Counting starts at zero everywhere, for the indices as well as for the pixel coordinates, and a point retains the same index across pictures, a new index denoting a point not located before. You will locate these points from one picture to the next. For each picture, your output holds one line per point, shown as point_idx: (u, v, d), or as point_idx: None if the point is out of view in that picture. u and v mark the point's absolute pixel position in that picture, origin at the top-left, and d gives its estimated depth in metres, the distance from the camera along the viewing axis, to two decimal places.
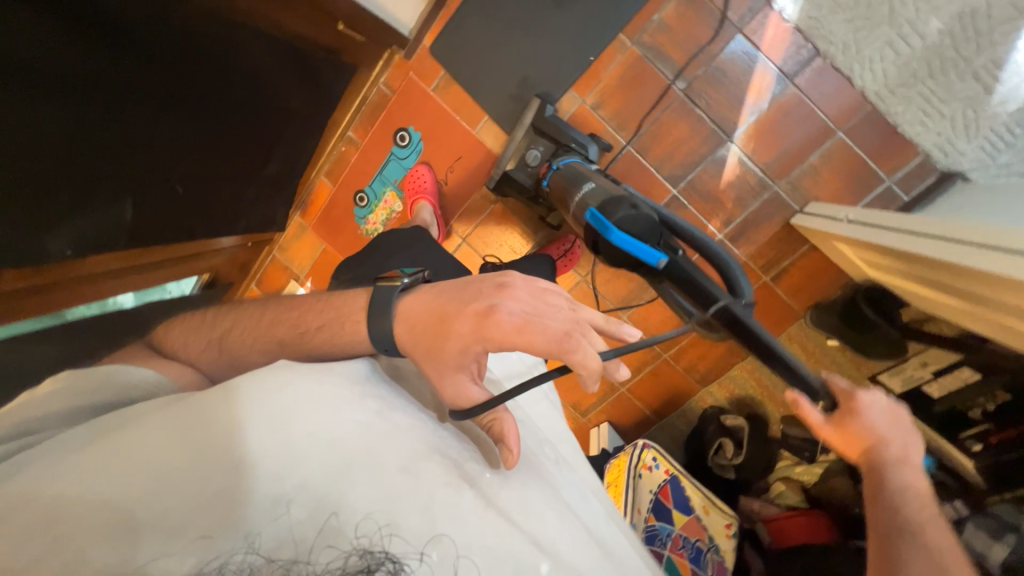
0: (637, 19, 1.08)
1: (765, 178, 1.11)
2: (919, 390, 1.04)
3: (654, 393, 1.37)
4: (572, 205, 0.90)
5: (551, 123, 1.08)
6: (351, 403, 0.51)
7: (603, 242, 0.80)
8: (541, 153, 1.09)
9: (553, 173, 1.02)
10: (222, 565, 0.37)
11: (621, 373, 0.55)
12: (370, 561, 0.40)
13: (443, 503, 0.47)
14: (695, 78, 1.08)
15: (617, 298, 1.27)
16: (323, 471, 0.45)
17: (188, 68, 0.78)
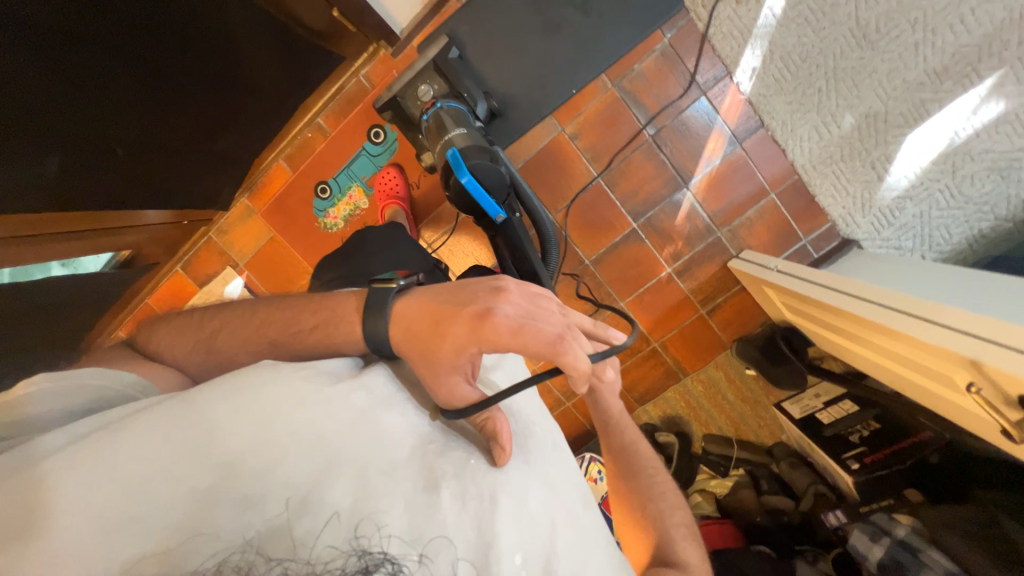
0: (620, 64, 1.18)
1: (711, 224, 1.26)
2: (812, 417, 1.19)
3: None
4: (440, 142, 0.94)
5: (450, 68, 1.08)
6: (331, 399, 0.48)
7: (454, 181, 0.89)
8: (433, 91, 1.06)
9: (437, 111, 1.00)
10: (221, 565, 0.37)
11: (607, 372, 0.63)
12: (369, 561, 0.39)
13: (428, 499, 0.45)
14: (664, 127, 1.20)
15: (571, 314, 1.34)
16: (311, 473, 0.44)
17: (147, 12, 0.71)
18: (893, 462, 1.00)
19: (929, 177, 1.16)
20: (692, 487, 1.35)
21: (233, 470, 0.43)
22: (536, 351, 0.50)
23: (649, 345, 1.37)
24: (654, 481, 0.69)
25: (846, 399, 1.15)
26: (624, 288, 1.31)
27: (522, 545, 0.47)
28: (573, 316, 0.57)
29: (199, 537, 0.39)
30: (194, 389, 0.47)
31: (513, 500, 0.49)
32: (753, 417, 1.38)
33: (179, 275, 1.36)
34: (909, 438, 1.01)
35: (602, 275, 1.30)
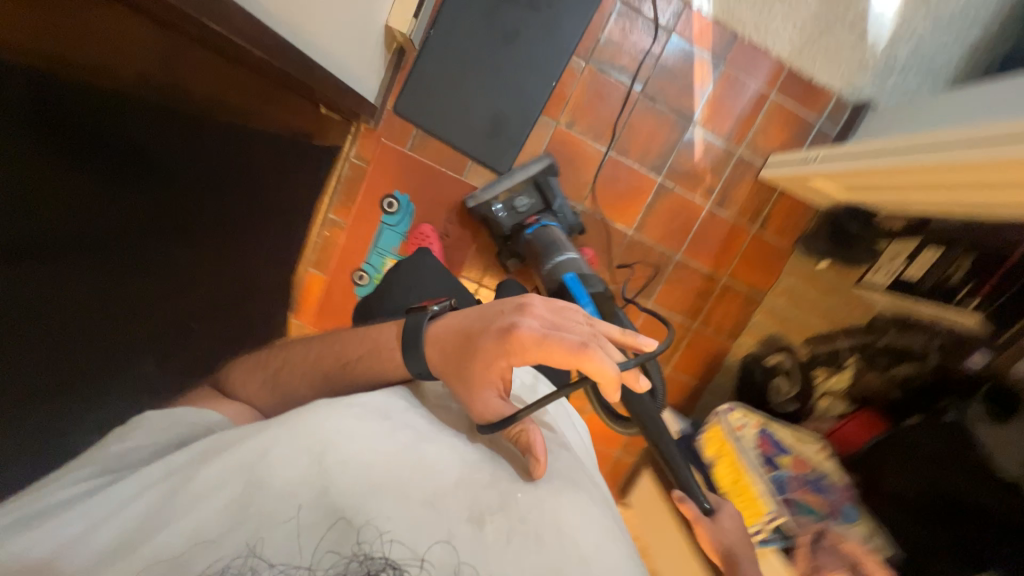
0: (585, 39, 1.18)
1: (728, 146, 1.26)
2: (903, 278, 1.13)
3: (695, 361, 1.47)
4: (551, 265, 1.03)
5: (548, 185, 1.13)
6: (384, 433, 0.49)
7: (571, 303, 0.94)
8: (529, 203, 1.13)
9: (543, 231, 1.10)
10: (222, 575, 0.38)
11: (641, 382, 0.54)
12: (370, 567, 0.39)
13: (465, 533, 0.43)
14: (648, 80, 1.21)
15: (632, 286, 1.35)
16: (344, 495, 0.43)
17: (195, 182, 0.64)
18: (1011, 279, 0.91)
19: (908, 15, 1.18)
20: (812, 394, 1.27)
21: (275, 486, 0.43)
22: (556, 360, 0.49)
23: (719, 283, 1.38)
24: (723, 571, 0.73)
25: (929, 248, 1.08)
26: (675, 242, 1.33)
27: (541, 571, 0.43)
28: (601, 326, 0.54)
29: (202, 543, 0.41)
30: (263, 425, 0.48)
31: (547, 530, 0.47)
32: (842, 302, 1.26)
33: None
34: (1016, 250, 0.91)
35: (650, 240, 1.32)
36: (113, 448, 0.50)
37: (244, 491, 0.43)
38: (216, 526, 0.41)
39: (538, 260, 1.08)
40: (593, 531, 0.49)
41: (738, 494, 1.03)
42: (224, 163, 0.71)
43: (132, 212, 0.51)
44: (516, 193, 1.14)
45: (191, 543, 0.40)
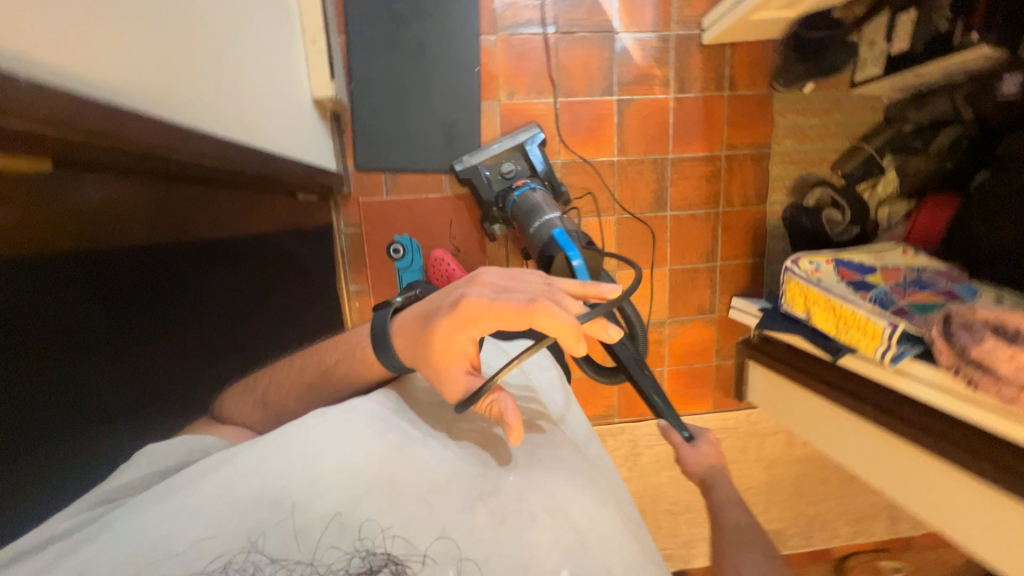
0: (484, 15, 1.21)
1: (660, 34, 1.26)
2: (891, 58, 1.13)
3: (740, 242, 1.40)
4: (539, 222, 1.03)
5: (536, 152, 1.20)
6: (375, 438, 0.50)
7: (561, 260, 0.91)
8: (514, 167, 1.19)
9: (530, 190, 1.12)
10: (226, 565, 0.39)
11: (610, 332, 0.55)
12: (371, 563, 0.41)
13: (463, 521, 0.44)
14: (556, 17, 1.23)
15: (643, 204, 1.35)
16: (343, 495, 0.44)
17: (216, 298, 0.66)
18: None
19: None
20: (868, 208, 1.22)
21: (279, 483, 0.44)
22: (510, 322, 0.51)
23: (721, 158, 1.35)
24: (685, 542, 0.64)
25: (901, 15, 1.08)
26: (660, 144, 1.32)
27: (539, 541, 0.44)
28: (557, 280, 0.57)
29: (204, 540, 0.40)
30: (264, 437, 0.48)
31: (541, 505, 0.47)
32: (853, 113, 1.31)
33: None
34: None
35: (637, 154, 1.32)
36: (115, 477, 0.46)
37: (249, 488, 0.43)
38: (212, 520, 0.41)
39: (522, 225, 1.09)
40: (584, 506, 0.49)
41: (851, 334, 0.95)
42: (234, 274, 0.73)
43: (176, 354, 0.55)
44: (504, 160, 1.20)
45: (194, 543, 0.39)
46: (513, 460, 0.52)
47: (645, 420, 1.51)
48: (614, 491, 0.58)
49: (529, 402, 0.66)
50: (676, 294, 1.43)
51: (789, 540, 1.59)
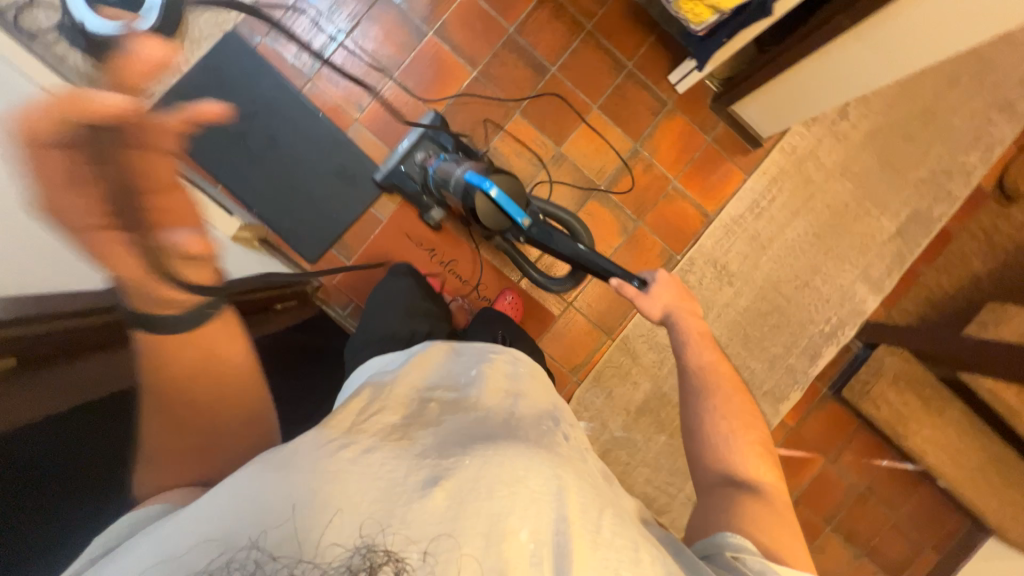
0: (291, 76, 1.29)
1: None
2: None
3: (631, 31, 1.34)
4: (455, 176, 1.06)
5: (437, 129, 1.25)
6: (372, 447, 0.51)
7: (481, 198, 0.98)
8: (425, 155, 1.24)
9: (441, 162, 1.17)
10: (230, 563, 0.42)
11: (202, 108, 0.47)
12: (374, 560, 0.44)
13: (445, 511, 0.48)
14: (337, 25, 1.29)
15: (528, 82, 1.33)
16: (342, 495, 0.46)
17: None
18: None
19: None
20: None
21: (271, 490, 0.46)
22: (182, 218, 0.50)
23: None
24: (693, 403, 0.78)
25: None
26: (496, 28, 1.31)
27: (511, 530, 0.49)
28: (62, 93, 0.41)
29: (205, 542, 0.42)
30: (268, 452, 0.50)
31: (501, 480, 0.52)
32: None
33: None
34: None
35: (486, 54, 1.31)
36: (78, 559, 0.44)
37: (242, 503, 0.45)
38: (216, 527, 0.43)
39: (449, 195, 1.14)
40: (542, 473, 0.54)
41: None
42: None
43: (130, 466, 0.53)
44: (414, 154, 1.26)
45: (195, 546, 0.42)
46: (497, 445, 0.55)
47: (704, 233, 1.39)
48: (570, 452, 0.63)
49: (481, 384, 0.69)
50: (625, 119, 1.36)
51: (933, 211, 1.41)
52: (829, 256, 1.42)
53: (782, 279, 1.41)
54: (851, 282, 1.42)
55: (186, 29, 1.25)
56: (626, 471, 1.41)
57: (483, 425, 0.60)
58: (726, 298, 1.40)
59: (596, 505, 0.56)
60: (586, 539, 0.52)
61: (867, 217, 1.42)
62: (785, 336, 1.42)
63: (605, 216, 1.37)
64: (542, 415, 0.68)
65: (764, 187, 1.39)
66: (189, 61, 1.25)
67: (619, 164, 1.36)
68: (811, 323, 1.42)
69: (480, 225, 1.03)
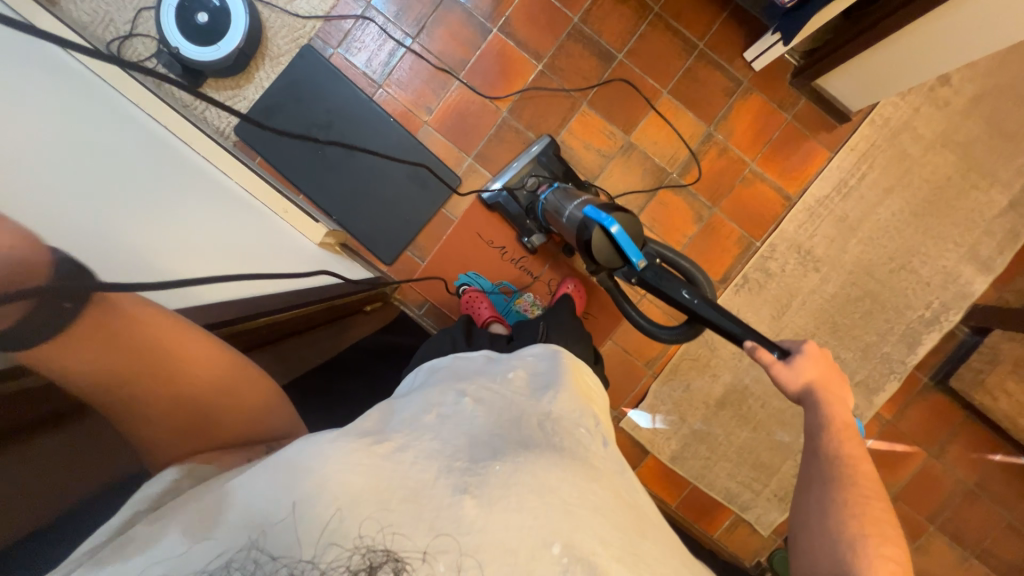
0: (363, 85, 1.33)
1: None
2: None
3: (701, 10, 1.28)
4: (574, 210, 1.07)
5: (550, 155, 1.27)
6: (381, 451, 0.52)
7: (600, 233, 0.92)
8: (534, 179, 1.26)
9: (555, 191, 1.18)
10: (225, 562, 0.43)
11: None
12: (376, 560, 0.46)
13: (454, 517, 0.49)
14: (404, 31, 1.31)
15: (594, 72, 1.30)
16: (350, 498, 0.48)
17: None
18: None
19: None
20: None
21: (280, 483, 0.47)
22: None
23: None
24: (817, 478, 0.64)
25: None
26: (560, 20, 1.29)
27: (520, 535, 0.50)
28: None
29: (200, 543, 0.43)
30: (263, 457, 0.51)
31: (530, 489, 0.53)
32: None
33: (649, 462, 1.39)
34: None
35: (552, 47, 1.30)
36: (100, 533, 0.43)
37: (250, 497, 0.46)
38: (214, 526, 0.44)
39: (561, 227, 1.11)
40: (574, 486, 0.55)
41: None
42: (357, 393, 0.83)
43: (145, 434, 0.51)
44: (523, 175, 1.27)
45: (192, 545, 0.43)
46: (506, 453, 0.57)
47: (785, 218, 1.32)
48: (604, 463, 0.64)
49: (519, 387, 0.71)
50: (696, 103, 1.30)
51: None
52: (930, 235, 1.31)
53: (875, 263, 1.32)
54: (955, 262, 1.31)
55: (266, 47, 1.31)
56: (707, 466, 1.38)
57: (497, 429, 0.61)
58: (812, 284, 1.33)
59: (626, 524, 0.55)
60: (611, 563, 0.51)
61: (973, 190, 1.30)
62: (880, 323, 1.33)
63: (678, 205, 1.33)
64: (579, 418, 0.67)
65: (853, 165, 1.30)
66: (270, 77, 1.32)
67: (691, 151, 1.31)
68: (908, 309, 1.32)
69: (587, 258, 0.98)
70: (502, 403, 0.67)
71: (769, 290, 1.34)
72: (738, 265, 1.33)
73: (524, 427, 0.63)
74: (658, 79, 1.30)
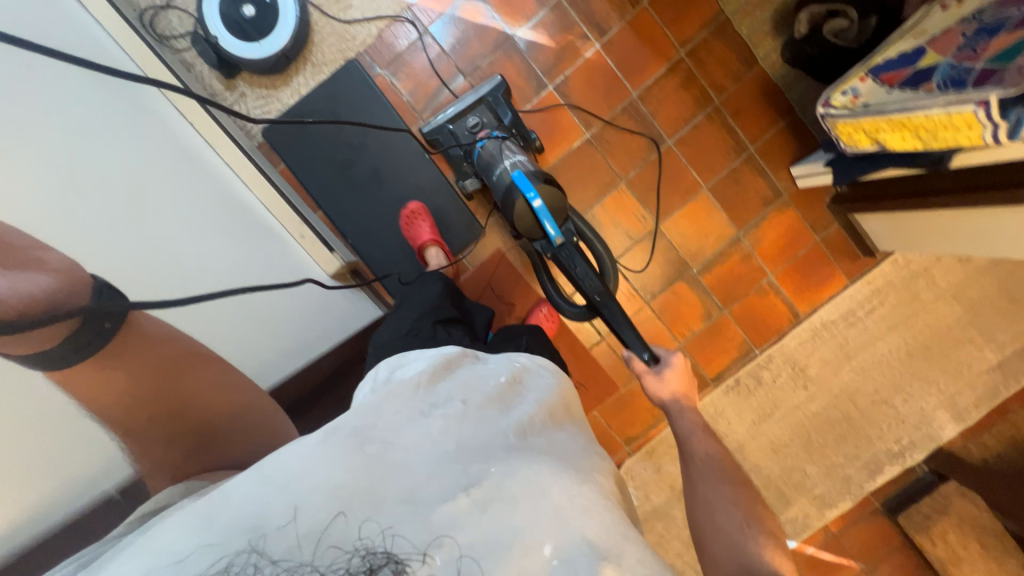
0: (404, 114, 1.27)
1: (548, 7, 1.22)
2: None
3: (761, 114, 1.26)
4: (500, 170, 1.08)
5: (495, 96, 1.20)
6: (366, 454, 0.53)
7: (522, 202, 0.98)
8: (477, 119, 1.20)
9: (487, 145, 1.15)
10: (230, 564, 0.45)
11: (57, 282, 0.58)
12: (373, 560, 0.47)
13: (446, 512, 0.51)
14: (457, 66, 1.25)
15: (641, 152, 1.28)
16: (347, 497, 0.50)
17: None
18: None
19: None
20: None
21: (286, 486, 0.50)
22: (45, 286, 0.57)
23: (683, 59, 1.24)
24: (699, 472, 0.79)
25: None
26: (617, 91, 1.25)
27: (518, 530, 0.51)
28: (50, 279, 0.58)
29: (207, 546, 0.46)
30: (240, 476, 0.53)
31: (523, 491, 0.54)
32: None
33: None
34: None
35: (603, 117, 1.26)
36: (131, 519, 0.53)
37: (259, 495, 0.49)
38: (219, 533, 0.47)
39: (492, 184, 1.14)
40: (565, 487, 0.57)
41: (941, 134, 0.78)
42: None
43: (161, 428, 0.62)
44: (464, 114, 1.21)
45: (197, 549, 0.46)
46: (495, 454, 0.57)
47: (789, 333, 1.35)
48: (595, 468, 0.65)
49: (510, 382, 0.69)
50: (734, 206, 1.30)
51: None
52: (917, 377, 1.36)
53: (859, 391, 1.38)
54: (933, 406, 1.37)
55: (309, 52, 1.24)
56: (659, 543, 1.45)
57: (486, 424, 0.60)
58: (797, 400, 1.38)
59: (619, 522, 0.57)
60: (612, 566, 0.51)
61: (968, 344, 1.34)
62: (849, 448, 1.39)
63: (692, 298, 1.35)
64: (559, 425, 0.68)
65: (865, 298, 1.32)
66: (309, 84, 1.25)
67: (716, 251, 1.32)
68: (878, 439, 1.39)
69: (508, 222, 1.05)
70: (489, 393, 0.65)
71: (756, 396, 1.38)
72: (733, 367, 1.38)
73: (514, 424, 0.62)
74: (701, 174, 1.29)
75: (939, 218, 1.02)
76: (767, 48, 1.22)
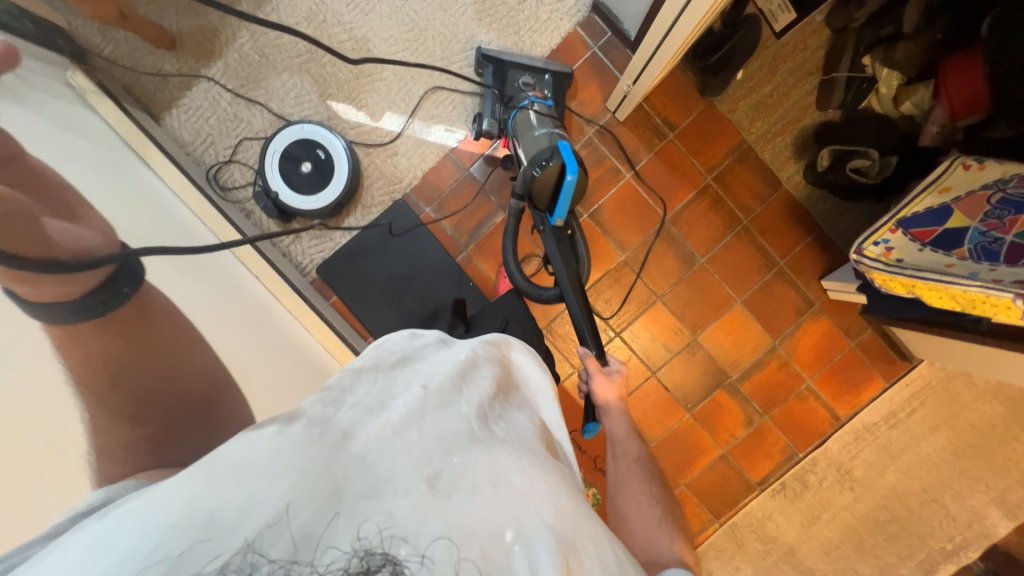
0: (449, 245, 1.35)
1: (582, 144, 1.31)
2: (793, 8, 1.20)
3: (788, 231, 1.32)
4: (536, 139, 1.04)
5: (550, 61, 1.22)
6: (321, 442, 0.47)
7: (558, 169, 0.93)
8: (530, 80, 1.19)
9: (528, 109, 1.12)
10: (223, 566, 0.39)
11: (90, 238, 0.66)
12: (371, 562, 0.42)
13: (424, 500, 0.47)
14: (497, 202, 1.34)
15: (675, 270, 1.34)
16: (321, 492, 0.44)
17: None
18: None
19: None
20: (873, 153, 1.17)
21: (241, 475, 0.43)
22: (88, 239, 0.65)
23: (710, 183, 1.31)
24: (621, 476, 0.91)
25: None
26: (650, 216, 1.32)
27: (492, 519, 0.48)
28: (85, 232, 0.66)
29: (202, 542, 0.39)
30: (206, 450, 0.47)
31: (487, 483, 0.51)
32: (795, 77, 1.27)
33: None
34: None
35: (637, 239, 1.33)
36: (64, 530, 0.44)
37: (211, 494, 0.41)
38: (188, 532, 0.39)
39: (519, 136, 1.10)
40: (525, 477, 0.54)
41: (974, 303, 0.83)
42: None
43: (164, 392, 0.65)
44: (519, 74, 1.21)
45: (191, 545, 0.39)
46: (459, 442, 0.53)
47: (831, 435, 1.38)
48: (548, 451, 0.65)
49: (472, 368, 0.64)
50: (766, 315, 1.35)
51: None
52: (965, 474, 1.37)
53: (906, 489, 1.38)
54: (983, 503, 1.37)
55: (360, 195, 1.33)
56: None
57: (445, 415, 0.55)
58: (845, 501, 1.39)
59: (577, 511, 0.56)
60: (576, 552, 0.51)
61: (1013, 440, 1.35)
62: (901, 547, 1.39)
63: (733, 406, 1.38)
64: (514, 413, 0.64)
65: (904, 400, 1.36)
66: (359, 224, 1.34)
67: (754, 360, 1.36)
68: (931, 538, 1.38)
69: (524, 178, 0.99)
70: (454, 377, 0.60)
71: (803, 498, 1.39)
72: (778, 470, 1.39)
73: (477, 414, 0.58)
74: (734, 289, 1.34)
75: (979, 351, 1.04)
76: (791, 172, 1.30)
